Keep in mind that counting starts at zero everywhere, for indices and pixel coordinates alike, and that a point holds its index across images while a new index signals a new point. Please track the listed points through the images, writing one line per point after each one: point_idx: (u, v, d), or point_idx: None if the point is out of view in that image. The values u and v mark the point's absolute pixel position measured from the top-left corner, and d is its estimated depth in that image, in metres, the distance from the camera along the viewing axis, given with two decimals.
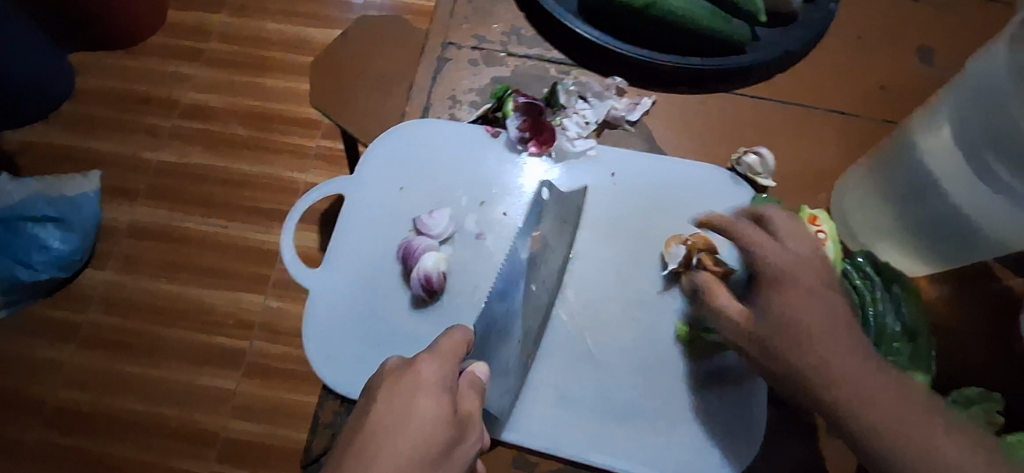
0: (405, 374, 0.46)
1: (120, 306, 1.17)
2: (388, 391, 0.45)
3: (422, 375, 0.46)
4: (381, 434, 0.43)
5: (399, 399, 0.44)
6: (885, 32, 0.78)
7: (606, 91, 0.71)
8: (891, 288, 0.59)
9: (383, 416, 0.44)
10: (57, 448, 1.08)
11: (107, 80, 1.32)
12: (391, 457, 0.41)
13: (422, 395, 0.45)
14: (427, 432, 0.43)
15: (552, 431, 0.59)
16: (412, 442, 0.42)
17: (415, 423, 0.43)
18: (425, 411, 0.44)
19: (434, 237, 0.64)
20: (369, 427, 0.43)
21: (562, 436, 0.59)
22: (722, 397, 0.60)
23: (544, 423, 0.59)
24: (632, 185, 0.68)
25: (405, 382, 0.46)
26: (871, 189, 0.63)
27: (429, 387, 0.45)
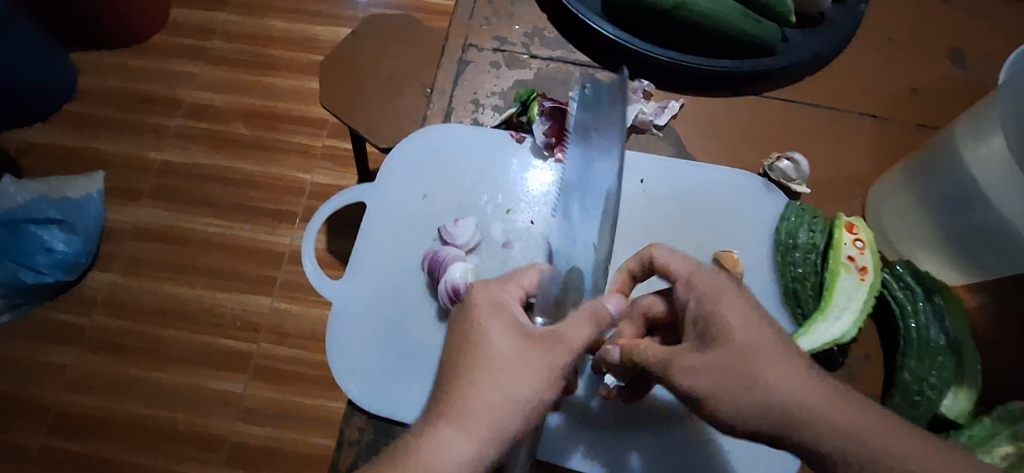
0: (469, 302, 0.48)
1: (124, 309, 1.15)
2: (459, 319, 0.48)
3: (483, 300, 0.47)
4: (455, 358, 0.45)
5: (467, 325, 0.46)
6: (913, 32, 0.76)
7: (633, 94, 0.69)
8: (934, 298, 0.57)
9: (455, 341, 0.46)
10: (62, 453, 1.06)
11: (109, 78, 1.29)
12: (464, 381, 0.43)
13: (489, 318, 0.46)
14: (491, 354, 0.44)
15: (580, 445, 0.58)
16: (481, 363, 0.44)
17: (484, 346, 0.44)
18: (491, 338, 0.45)
19: (461, 247, 0.62)
20: (446, 352, 0.46)
21: (589, 452, 0.58)
22: None
23: (573, 438, 0.59)
24: (662, 192, 0.66)
25: (471, 308, 0.47)
26: (910, 197, 0.62)
27: (490, 313, 0.46)
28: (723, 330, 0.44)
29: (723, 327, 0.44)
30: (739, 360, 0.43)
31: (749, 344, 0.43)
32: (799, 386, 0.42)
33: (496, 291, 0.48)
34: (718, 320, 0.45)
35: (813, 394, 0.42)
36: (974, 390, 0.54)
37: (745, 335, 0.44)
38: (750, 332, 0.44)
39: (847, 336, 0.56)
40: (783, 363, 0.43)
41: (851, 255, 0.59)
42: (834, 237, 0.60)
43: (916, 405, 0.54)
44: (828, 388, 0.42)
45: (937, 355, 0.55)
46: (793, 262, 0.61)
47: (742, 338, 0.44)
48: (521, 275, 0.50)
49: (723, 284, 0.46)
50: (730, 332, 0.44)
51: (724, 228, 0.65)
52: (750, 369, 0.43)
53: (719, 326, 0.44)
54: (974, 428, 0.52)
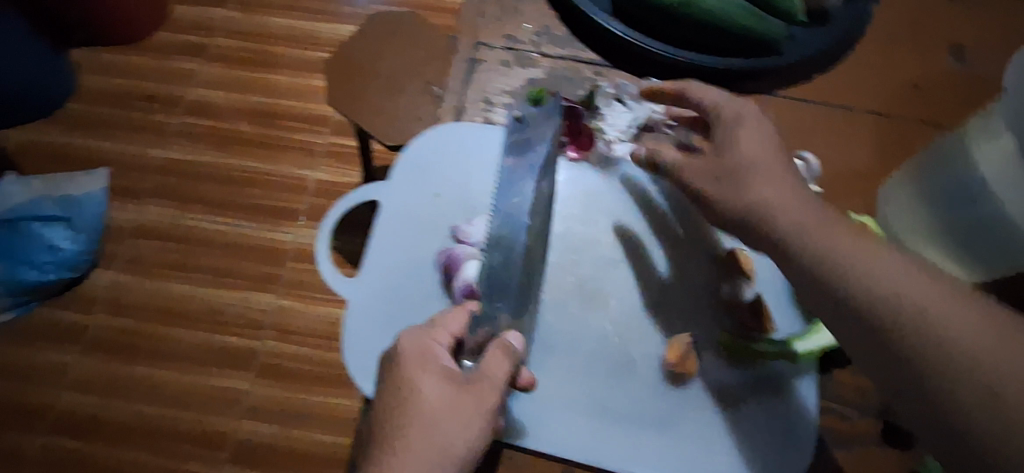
0: (395, 359, 0.50)
1: (128, 307, 1.15)
2: (388, 375, 0.50)
3: (408, 354, 0.50)
4: (388, 419, 0.48)
5: (396, 382, 0.49)
6: (918, 29, 0.76)
7: (643, 92, 0.70)
8: None
9: (386, 401, 0.49)
10: (67, 451, 1.07)
11: (110, 77, 1.29)
12: (400, 438, 0.46)
13: (414, 373, 0.49)
14: (420, 407, 0.47)
15: (595, 444, 0.57)
16: (410, 421, 0.47)
17: (415, 402, 0.47)
18: (421, 390, 0.48)
19: (474, 245, 0.62)
20: (378, 411, 0.49)
21: (608, 450, 0.57)
22: (762, 405, 0.59)
23: (590, 437, 0.57)
24: (674, 191, 0.66)
25: (398, 363, 0.50)
26: (918, 195, 0.63)
27: (417, 365, 0.49)
28: (804, 237, 0.51)
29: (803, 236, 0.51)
30: (827, 264, 0.49)
31: (837, 249, 0.50)
32: (902, 282, 0.47)
33: (422, 341, 0.51)
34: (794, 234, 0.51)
35: (913, 291, 0.47)
36: None
37: (825, 241, 0.50)
38: (823, 238, 0.50)
39: None
40: (875, 265, 0.48)
41: None
42: None
43: None
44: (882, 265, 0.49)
45: None
46: None
47: (822, 244, 0.50)
48: (448, 318, 0.53)
49: (791, 201, 0.52)
50: (806, 239, 0.51)
51: None
52: (836, 269, 0.49)
53: (796, 238, 0.51)
54: None
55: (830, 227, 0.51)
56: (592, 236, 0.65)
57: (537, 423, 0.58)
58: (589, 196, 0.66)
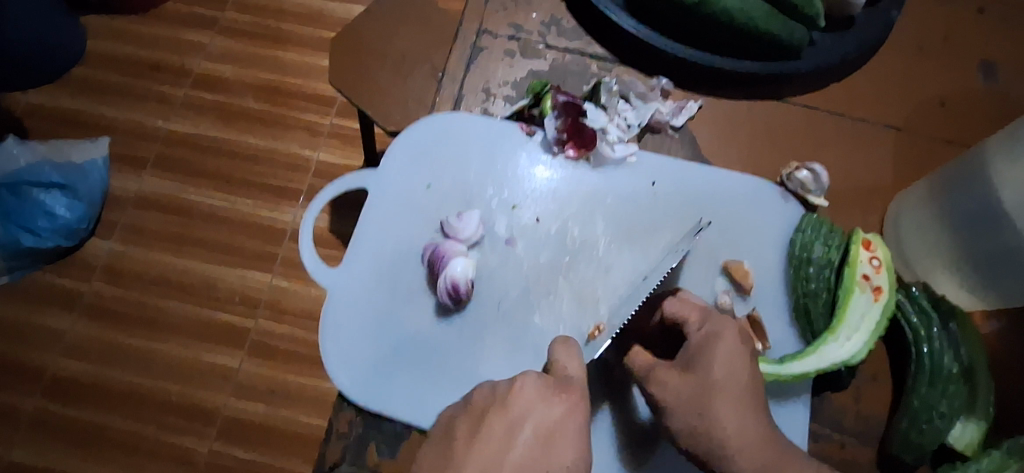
0: (555, 406, 0.44)
1: (124, 278, 1.14)
2: (538, 422, 0.43)
3: (572, 413, 0.44)
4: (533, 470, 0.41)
5: (550, 438, 0.43)
6: (948, 42, 0.72)
7: (651, 92, 0.67)
8: (949, 324, 0.55)
9: (534, 453, 0.42)
10: (57, 418, 1.06)
11: (117, 44, 1.27)
12: None
13: (572, 437, 0.43)
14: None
15: None
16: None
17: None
18: (572, 462, 0.42)
19: (463, 242, 0.60)
20: (517, 458, 0.42)
21: None
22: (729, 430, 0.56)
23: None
24: (673, 195, 0.63)
25: (548, 406, 0.44)
26: (932, 213, 0.60)
27: (576, 423, 0.44)
28: (718, 367, 0.48)
29: (718, 365, 0.48)
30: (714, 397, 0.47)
31: (735, 385, 0.47)
32: (749, 429, 0.47)
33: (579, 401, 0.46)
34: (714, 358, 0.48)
35: (757, 434, 0.47)
36: (986, 422, 0.52)
37: (727, 376, 0.48)
38: (731, 371, 0.48)
39: (857, 357, 0.54)
40: (744, 407, 0.47)
41: (867, 274, 0.56)
42: (850, 253, 0.57)
43: (923, 433, 0.52)
44: (768, 445, 0.47)
45: (948, 384, 0.53)
46: (806, 277, 0.59)
47: (722, 377, 0.47)
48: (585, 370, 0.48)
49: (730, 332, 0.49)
50: (720, 368, 0.48)
51: (735, 236, 0.63)
52: (714, 399, 0.47)
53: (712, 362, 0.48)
54: (985, 461, 0.50)
55: (746, 357, 0.49)
56: (588, 239, 0.62)
57: None
58: (616, 217, 0.62)
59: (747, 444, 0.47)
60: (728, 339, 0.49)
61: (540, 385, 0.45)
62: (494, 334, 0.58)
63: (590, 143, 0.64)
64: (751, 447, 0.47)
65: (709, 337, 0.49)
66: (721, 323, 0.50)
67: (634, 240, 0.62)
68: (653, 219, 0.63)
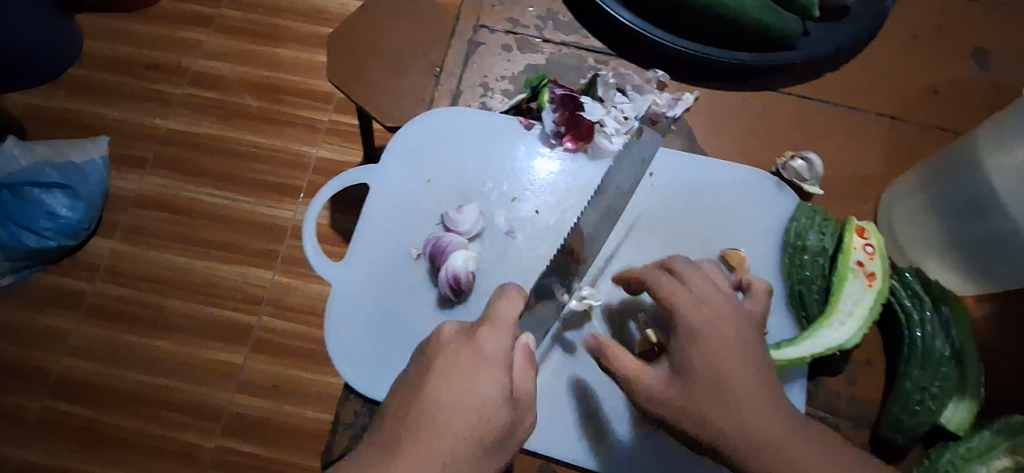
0: (463, 348, 0.48)
1: (126, 277, 1.15)
2: (447, 361, 0.47)
3: (480, 350, 0.48)
4: (437, 405, 0.45)
5: (459, 373, 0.47)
6: (939, 31, 0.73)
7: (647, 85, 0.68)
8: (941, 308, 0.56)
9: (443, 386, 0.46)
10: (64, 417, 1.07)
11: (113, 44, 1.27)
12: (430, 422, 0.45)
13: (482, 370, 0.47)
14: (481, 408, 0.45)
15: (572, 440, 0.57)
16: (465, 418, 0.45)
17: (473, 403, 0.45)
18: (481, 391, 0.46)
19: (463, 234, 0.61)
20: (429, 393, 0.46)
21: (576, 444, 0.57)
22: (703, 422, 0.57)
23: (568, 432, 0.57)
24: (670, 186, 0.64)
25: (455, 350, 0.48)
26: (923, 204, 0.61)
27: (490, 362, 0.47)
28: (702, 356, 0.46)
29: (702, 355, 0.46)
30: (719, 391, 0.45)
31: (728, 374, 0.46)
32: (768, 422, 0.45)
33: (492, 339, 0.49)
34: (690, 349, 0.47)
35: (768, 426, 0.45)
36: (976, 403, 0.53)
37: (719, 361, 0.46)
38: (722, 358, 0.46)
39: (851, 342, 0.55)
40: (758, 400, 0.45)
41: (860, 260, 0.58)
42: (844, 240, 0.58)
43: (915, 415, 0.53)
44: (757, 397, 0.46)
45: (941, 366, 0.54)
46: (801, 265, 0.60)
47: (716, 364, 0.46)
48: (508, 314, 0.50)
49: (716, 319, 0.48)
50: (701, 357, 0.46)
51: (731, 226, 0.64)
52: (720, 389, 0.45)
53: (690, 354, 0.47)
54: (976, 440, 0.51)
55: (739, 342, 0.47)
56: (587, 230, 0.62)
57: None
58: (613, 208, 0.63)
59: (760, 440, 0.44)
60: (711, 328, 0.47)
61: (458, 335, 0.49)
62: None
63: (587, 135, 0.64)
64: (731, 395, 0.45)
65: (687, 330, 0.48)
66: (703, 308, 0.48)
67: (633, 232, 0.63)
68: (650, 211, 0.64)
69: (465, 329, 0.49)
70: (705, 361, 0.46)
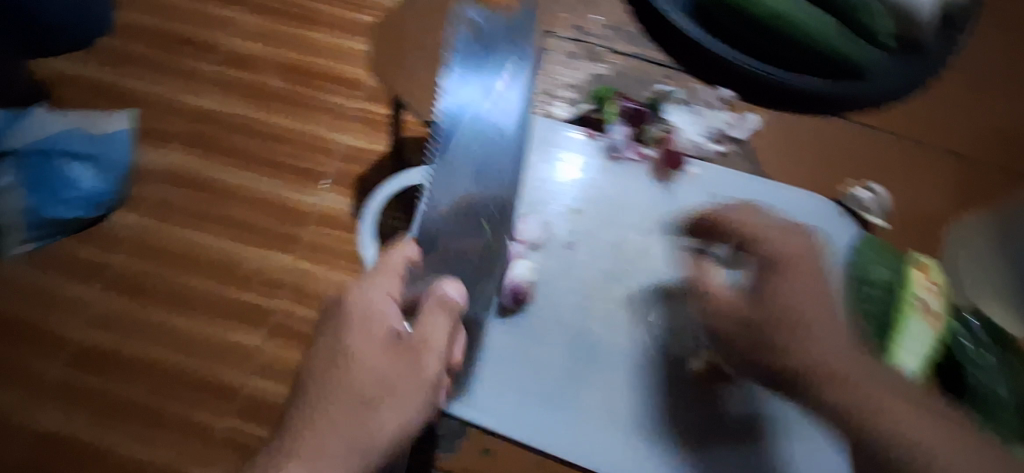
0: (350, 306, 0.50)
1: (145, 249, 1.05)
2: (337, 331, 0.49)
3: (356, 305, 0.49)
4: (330, 380, 0.47)
5: (346, 335, 0.48)
6: (1000, 68, 0.72)
7: (716, 103, 0.67)
8: (1008, 355, 0.56)
9: (343, 362, 0.48)
10: (65, 388, 0.93)
11: (152, 20, 1.23)
12: (325, 397, 0.46)
13: (357, 324, 0.48)
14: (361, 369, 0.47)
15: (611, 451, 0.55)
16: (348, 381, 0.47)
17: (353, 360, 0.47)
18: (361, 353, 0.47)
19: (524, 243, 0.61)
20: (319, 360, 0.48)
21: (613, 457, 0.54)
22: (742, 449, 0.56)
23: (606, 443, 0.55)
24: (733, 206, 0.64)
25: (347, 321, 0.49)
26: (997, 249, 0.61)
27: (378, 324, 0.49)
28: (787, 290, 0.49)
29: (790, 284, 0.49)
30: (785, 318, 0.48)
31: (360, 380, 0.46)
32: (833, 353, 0.47)
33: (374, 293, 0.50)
34: (779, 283, 0.50)
35: (381, 373, 0.47)
36: None
37: (794, 297, 0.49)
38: (802, 296, 0.49)
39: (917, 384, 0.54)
40: (828, 330, 0.48)
41: (923, 298, 0.57)
42: (906, 275, 0.58)
43: None
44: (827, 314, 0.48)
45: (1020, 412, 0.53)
46: None
47: (785, 300, 0.49)
48: (385, 268, 0.51)
49: (800, 245, 0.51)
50: (787, 289, 0.49)
51: None
52: (798, 328, 0.48)
53: (779, 287, 0.50)
54: None
55: (809, 271, 0.50)
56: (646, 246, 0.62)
57: (552, 423, 0.55)
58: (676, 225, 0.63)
59: (823, 362, 0.47)
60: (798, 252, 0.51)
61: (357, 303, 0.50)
62: (550, 333, 0.59)
63: (680, 163, 0.65)
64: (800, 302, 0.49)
65: (773, 257, 0.51)
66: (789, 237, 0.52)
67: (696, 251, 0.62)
68: None
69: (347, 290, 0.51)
70: (788, 292, 0.49)
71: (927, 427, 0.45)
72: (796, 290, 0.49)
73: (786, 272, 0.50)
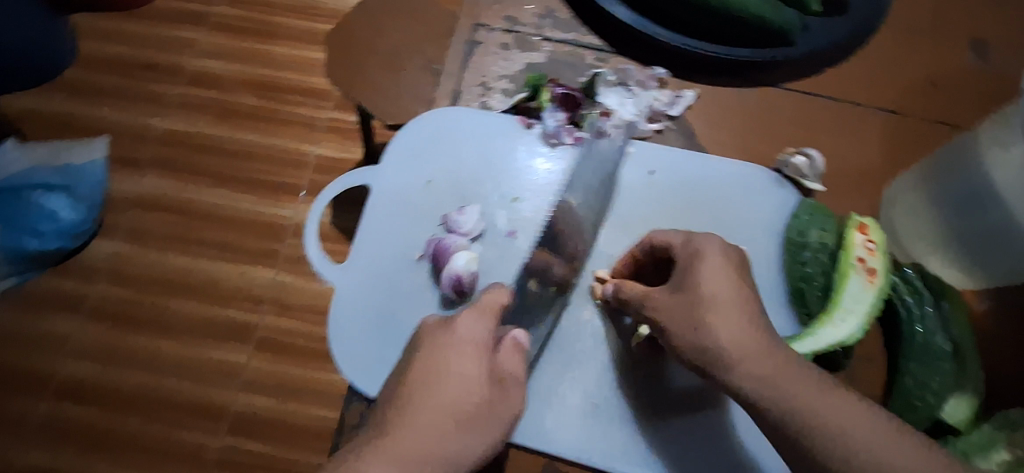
0: (445, 333, 0.49)
1: (129, 277, 1.09)
2: (426, 349, 0.49)
3: (459, 334, 0.48)
4: (418, 399, 0.45)
5: (433, 358, 0.47)
6: (938, 25, 0.72)
7: (648, 81, 0.68)
8: (941, 304, 0.57)
9: (422, 383, 0.46)
10: (69, 418, 1.03)
11: (111, 46, 1.21)
12: (411, 417, 0.44)
13: (456, 350, 0.48)
14: (461, 391, 0.46)
15: (562, 433, 0.58)
16: (448, 402, 0.45)
17: (450, 377, 0.46)
18: (458, 373, 0.46)
19: (464, 235, 0.62)
20: (408, 381, 0.47)
21: (564, 437, 0.58)
22: (686, 421, 0.58)
23: (557, 427, 0.58)
24: (672, 184, 0.65)
25: (427, 345, 0.49)
26: (924, 200, 0.61)
27: (468, 347, 0.48)
28: (709, 277, 0.50)
29: (707, 274, 0.50)
30: (707, 321, 0.48)
31: (443, 405, 0.45)
32: (744, 332, 0.47)
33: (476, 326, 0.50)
34: (700, 272, 0.50)
35: (461, 402, 0.45)
36: (978, 397, 0.54)
37: (713, 285, 0.49)
38: (711, 280, 0.49)
39: (855, 338, 0.55)
40: (740, 327, 0.48)
41: (861, 256, 0.58)
42: (844, 236, 0.59)
43: (915, 410, 0.54)
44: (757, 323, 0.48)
45: (939, 360, 0.54)
46: (802, 261, 0.60)
47: (708, 287, 0.49)
48: (488, 301, 0.52)
49: (719, 254, 0.52)
50: (706, 279, 0.49)
51: (732, 225, 0.64)
52: (703, 310, 0.48)
53: (699, 275, 0.50)
54: (973, 434, 0.52)
55: (733, 267, 0.51)
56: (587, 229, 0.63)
57: None
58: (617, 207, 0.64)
59: (749, 359, 0.46)
60: (710, 250, 0.51)
61: (434, 328, 0.50)
62: None
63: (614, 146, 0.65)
64: (719, 302, 0.48)
65: (700, 251, 0.52)
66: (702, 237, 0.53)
67: (636, 231, 0.63)
68: (649, 209, 0.64)
69: (446, 317, 0.51)
70: (705, 280, 0.49)
71: (834, 409, 0.44)
72: (712, 276, 0.50)
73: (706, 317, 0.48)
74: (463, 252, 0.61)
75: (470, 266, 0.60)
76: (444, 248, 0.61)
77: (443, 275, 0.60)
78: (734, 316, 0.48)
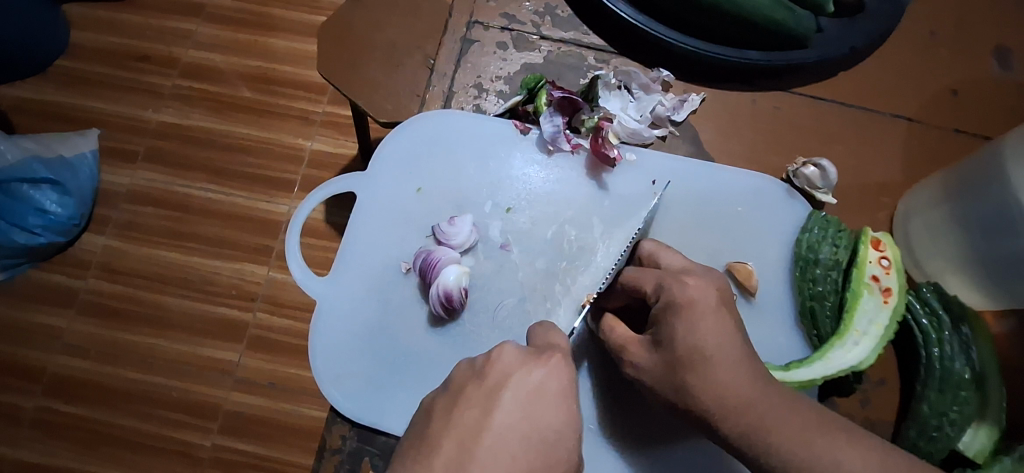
0: (535, 370, 0.42)
1: (117, 272, 1.06)
2: (518, 390, 0.41)
3: (558, 379, 0.42)
4: (511, 451, 0.38)
5: (535, 402, 0.40)
6: (962, 27, 0.69)
7: (652, 84, 0.65)
8: (960, 328, 0.54)
9: (517, 428, 0.39)
10: (59, 416, 1.00)
11: (104, 34, 1.17)
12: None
13: (555, 398, 0.41)
14: (552, 444, 0.39)
15: None
16: (541, 454, 0.38)
17: (546, 429, 0.39)
18: (554, 425, 0.40)
19: (455, 247, 0.59)
20: (497, 429, 0.38)
21: None
22: (684, 447, 0.55)
23: None
24: (676, 196, 0.61)
25: (515, 384, 0.41)
26: (945, 218, 0.57)
27: (562, 394, 0.41)
28: (687, 331, 0.46)
29: (685, 329, 0.46)
30: (696, 359, 0.45)
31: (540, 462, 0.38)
32: (739, 383, 0.44)
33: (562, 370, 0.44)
34: (674, 326, 0.46)
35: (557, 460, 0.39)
36: (998, 429, 0.51)
37: (705, 331, 0.46)
38: (706, 326, 0.46)
39: (865, 363, 0.52)
40: (735, 368, 0.45)
41: (875, 275, 0.55)
42: (859, 253, 0.55)
43: (932, 441, 0.51)
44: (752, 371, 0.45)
45: (960, 390, 0.51)
46: (813, 280, 0.57)
47: (698, 334, 0.46)
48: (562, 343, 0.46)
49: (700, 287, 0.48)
50: (682, 333, 0.46)
51: (741, 238, 0.60)
52: (698, 361, 0.45)
53: (673, 330, 0.46)
54: (994, 467, 0.48)
55: (722, 312, 0.47)
56: (587, 242, 0.60)
57: None
58: (620, 220, 0.60)
59: (744, 404, 0.44)
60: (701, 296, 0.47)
61: (522, 361, 0.42)
62: (488, 341, 0.57)
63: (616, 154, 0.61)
64: (705, 341, 0.45)
65: (676, 301, 0.47)
66: (687, 278, 0.48)
67: None
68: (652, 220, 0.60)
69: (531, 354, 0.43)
70: (686, 333, 0.46)
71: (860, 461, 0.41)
72: (691, 332, 0.46)
73: (696, 360, 0.45)
74: (453, 266, 0.57)
75: (461, 282, 0.57)
76: (433, 261, 0.58)
77: (429, 290, 0.57)
78: (723, 354, 0.45)
